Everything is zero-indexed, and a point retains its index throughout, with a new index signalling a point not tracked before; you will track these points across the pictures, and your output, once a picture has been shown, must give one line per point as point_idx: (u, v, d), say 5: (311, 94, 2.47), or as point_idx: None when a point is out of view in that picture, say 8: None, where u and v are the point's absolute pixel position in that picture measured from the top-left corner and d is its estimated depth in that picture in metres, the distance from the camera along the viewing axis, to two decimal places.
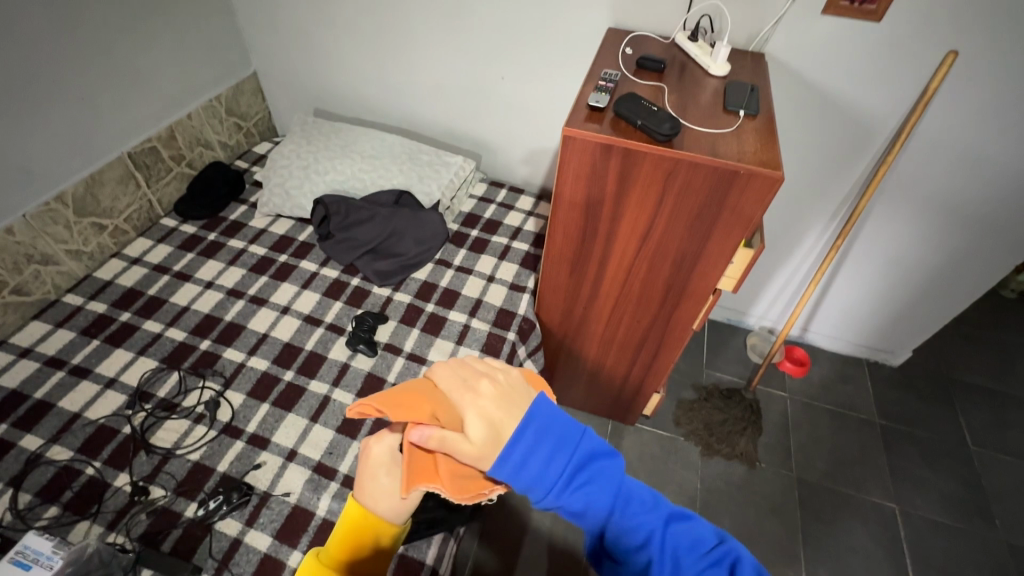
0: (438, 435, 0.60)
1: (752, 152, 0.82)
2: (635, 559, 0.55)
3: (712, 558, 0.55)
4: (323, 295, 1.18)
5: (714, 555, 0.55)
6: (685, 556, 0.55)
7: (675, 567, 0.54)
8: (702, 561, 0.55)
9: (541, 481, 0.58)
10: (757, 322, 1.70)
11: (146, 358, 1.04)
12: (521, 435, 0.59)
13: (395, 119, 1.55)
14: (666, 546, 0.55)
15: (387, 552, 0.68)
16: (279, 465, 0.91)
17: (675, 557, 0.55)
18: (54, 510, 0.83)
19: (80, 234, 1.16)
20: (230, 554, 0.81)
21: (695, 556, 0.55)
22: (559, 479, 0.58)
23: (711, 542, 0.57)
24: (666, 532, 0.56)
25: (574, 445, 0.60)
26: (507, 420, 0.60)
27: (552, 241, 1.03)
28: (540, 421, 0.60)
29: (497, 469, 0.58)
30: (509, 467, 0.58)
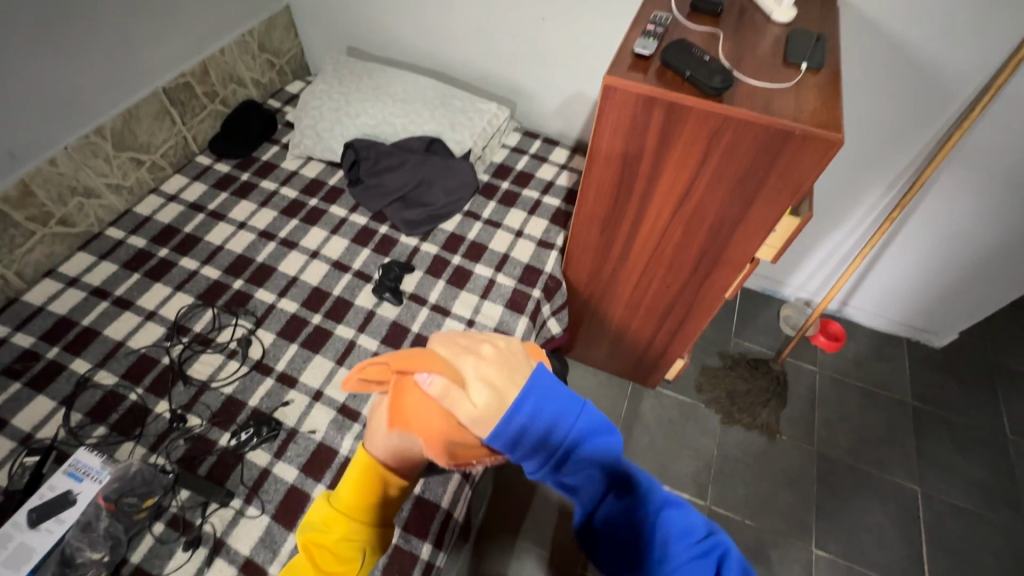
0: (444, 388, 0.57)
1: (811, 111, 0.75)
2: (623, 537, 0.57)
3: (701, 549, 0.56)
4: (351, 242, 1.19)
5: (704, 546, 0.57)
6: (674, 544, 0.56)
7: (661, 553, 0.56)
8: (691, 549, 0.56)
9: (543, 450, 0.57)
10: (793, 294, 1.63)
11: (183, 294, 1.08)
12: (528, 397, 0.58)
13: (429, 61, 1.49)
14: (658, 528, 0.57)
15: (394, 499, 0.70)
16: (306, 403, 0.95)
17: (664, 543, 0.56)
18: (102, 429, 0.90)
19: (119, 168, 1.18)
20: (259, 482, 0.86)
21: (686, 542, 0.56)
22: (561, 449, 0.57)
23: (703, 532, 0.58)
24: (660, 516, 0.57)
25: (574, 417, 0.58)
26: (509, 383, 0.59)
27: (584, 199, 1.00)
28: (541, 390, 0.58)
29: (491, 438, 0.57)
30: (508, 434, 0.57)
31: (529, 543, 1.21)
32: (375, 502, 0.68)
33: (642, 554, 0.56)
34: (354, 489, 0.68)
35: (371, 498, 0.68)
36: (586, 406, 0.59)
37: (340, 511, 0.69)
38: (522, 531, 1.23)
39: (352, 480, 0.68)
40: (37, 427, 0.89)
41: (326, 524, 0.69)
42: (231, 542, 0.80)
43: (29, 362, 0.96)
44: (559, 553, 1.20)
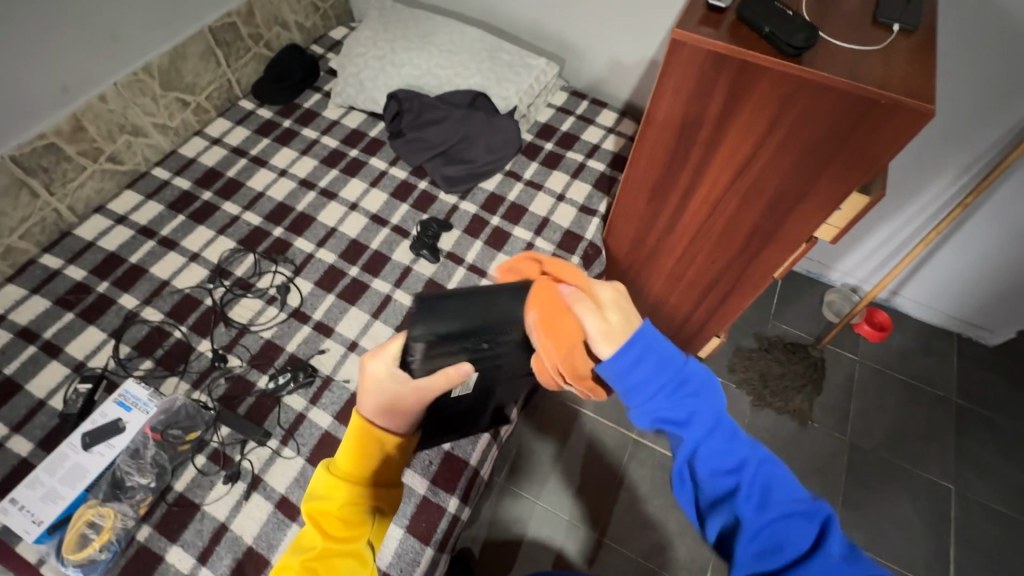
0: (579, 298, 0.64)
1: (900, 77, 0.68)
2: (721, 481, 0.55)
3: (802, 508, 0.53)
4: (390, 196, 1.17)
5: (808, 509, 0.53)
6: (775, 495, 0.54)
7: (761, 502, 0.53)
8: (794, 504, 0.53)
9: (649, 386, 0.58)
10: (841, 279, 1.55)
11: (225, 238, 1.09)
12: (634, 344, 0.60)
13: (477, 11, 1.42)
14: (761, 476, 0.54)
15: (397, 457, 0.66)
16: (342, 353, 0.96)
17: (765, 492, 0.54)
18: (149, 363, 0.93)
19: (166, 108, 1.18)
20: (295, 426, 0.88)
21: (788, 497, 0.54)
22: (666, 385, 0.58)
23: (805, 495, 0.54)
24: (759, 469, 0.55)
25: (678, 365, 0.59)
26: (633, 315, 0.64)
27: (635, 163, 0.95)
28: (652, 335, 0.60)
29: (609, 362, 0.60)
30: (617, 366, 0.60)
31: (549, 506, 1.23)
32: (376, 461, 0.64)
33: (742, 498, 0.53)
34: (351, 454, 0.64)
35: (374, 456, 0.64)
36: (692, 361, 0.60)
37: (340, 474, 0.64)
38: (542, 494, 1.25)
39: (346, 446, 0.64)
40: (89, 357, 0.93)
41: (332, 490, 0.64)
42: (268, 480, 0.83)
43: (81, 294, 0.99)
44: (577, 518, 1.22)
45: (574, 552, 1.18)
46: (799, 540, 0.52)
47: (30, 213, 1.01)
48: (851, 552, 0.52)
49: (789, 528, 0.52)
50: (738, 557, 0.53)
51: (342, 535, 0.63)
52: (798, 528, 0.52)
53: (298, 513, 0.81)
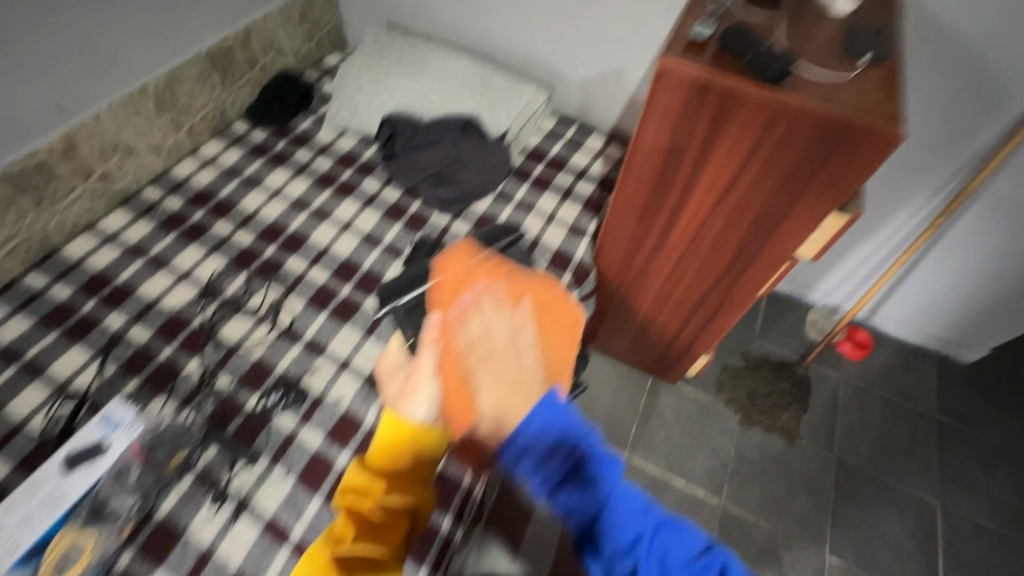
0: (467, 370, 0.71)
1: (871, 104, 0.73)
2: (624, 560, 0.63)
3: (700, 564, 0.62)
4: (383, 217, 1.19)
5: (703, 561, 0.62)
6: (673, 560, 0.63)
7: (661, 565, 0.62)
8: (692, 563, 0.62)
9: (550, 472, 0.66)
10: (821, 299, 1.60)
11: (217, 257, 1.09)
12: (533, 418, 0.68)
13: (470, 40, 1.48)
14: (654, 546, 0.63)
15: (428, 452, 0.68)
16: (333, 372, 0.95)
17: (663, 558, 0.63)
18: (135, 382, 0.91)
19: (160, 129, 1.19)
20: (285, 447, 0.87)
21: (683, 559, 0.63)
22: (565, 464, 0.67)
23: (700, 548, 0.64)
24: (655, 536, 0.64)
25: (577, 446, 0.68)
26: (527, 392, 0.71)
27: (624, 184, 0.98)
28: (551, 414, 0.68)
29: (505, 449, 0.69)
30: (517, 446, 0.68)
31: None
32: (409, 460, 0.67)
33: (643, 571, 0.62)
34: (384, 451, 0.67)
35: (408, 456, 0.67)
36: (590, 434, 0.69)
37: (373, 472, 0.67)
38: None
39: (379, 441, 0.68)
40: (73, 377, 0.90)
41: (366, 487, 0.66)
42: (257, 502, 0.81)
43: (66, 314, 0.98)
44: None
45: None
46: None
47: (17, 231, 1.00)
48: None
49: None
50: None
51: (373, 538, 0.63)
52: None
53: (287, 536, 0.79)
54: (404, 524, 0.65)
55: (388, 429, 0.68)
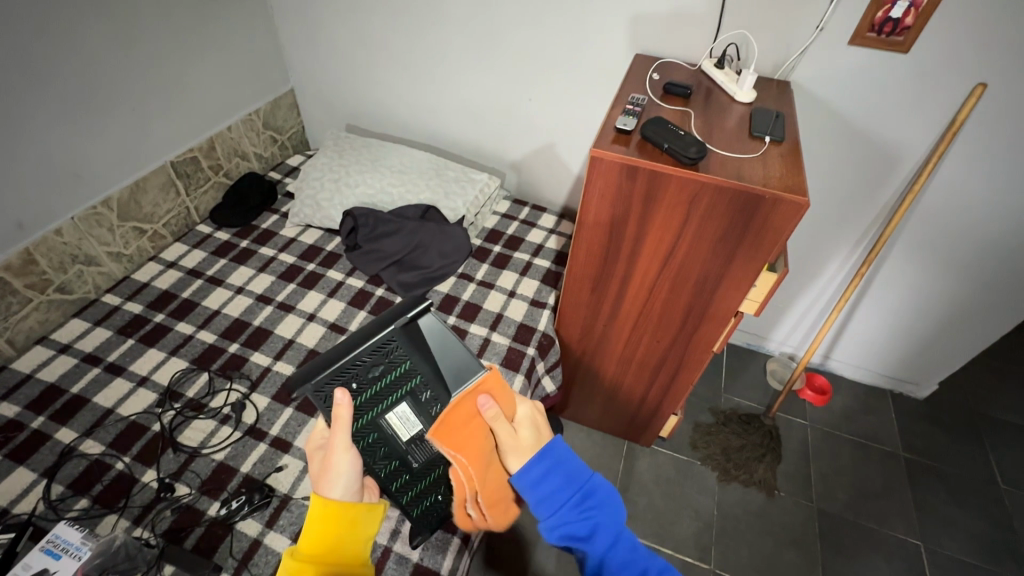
0: (494, 413, 0.71)
1: (778, 177, 0.84)
2: None
3: None
4: (348, 305, 1.21)
5: None
6: None
7: None
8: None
9: (555, 510, 0.70)
10: (777, 348, 1.68)
11: (177, 358, 1.07)
12: (546, 459, 0.72)
13: (425, 136, 1.60)
14: None
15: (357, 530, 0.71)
16: (300, 469, 0.93)
17: None
18: (84, 502, 0.86)
19: (122, 237, 1.21)
20: (250, 554, 0.82)
21: None
22: (573, 498, 0.71)
23: None
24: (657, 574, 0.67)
25: (584, 480, 0.72)
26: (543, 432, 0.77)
27: (575, 258, 1.05)
28: (562, 451, 0.73)
29: (520, 478, 0.71)
30: (529, 476, 0.71)
31: None
32: (340, 539, 0.69)
33: None
34: (314, 535, 0.68)
35: (337, 533, 0.69)
36: (596, 477, 0.73)
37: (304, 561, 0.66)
38: None
39: (308, 525, 0.68)
40: (14, 503, 0.85)
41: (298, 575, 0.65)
42: None
43: (12, 432, 0.93)
44: None
45: None
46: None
47: None
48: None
49: None
50: None
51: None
52: None
53: None
54: None
55: (315, 514, 0.68)
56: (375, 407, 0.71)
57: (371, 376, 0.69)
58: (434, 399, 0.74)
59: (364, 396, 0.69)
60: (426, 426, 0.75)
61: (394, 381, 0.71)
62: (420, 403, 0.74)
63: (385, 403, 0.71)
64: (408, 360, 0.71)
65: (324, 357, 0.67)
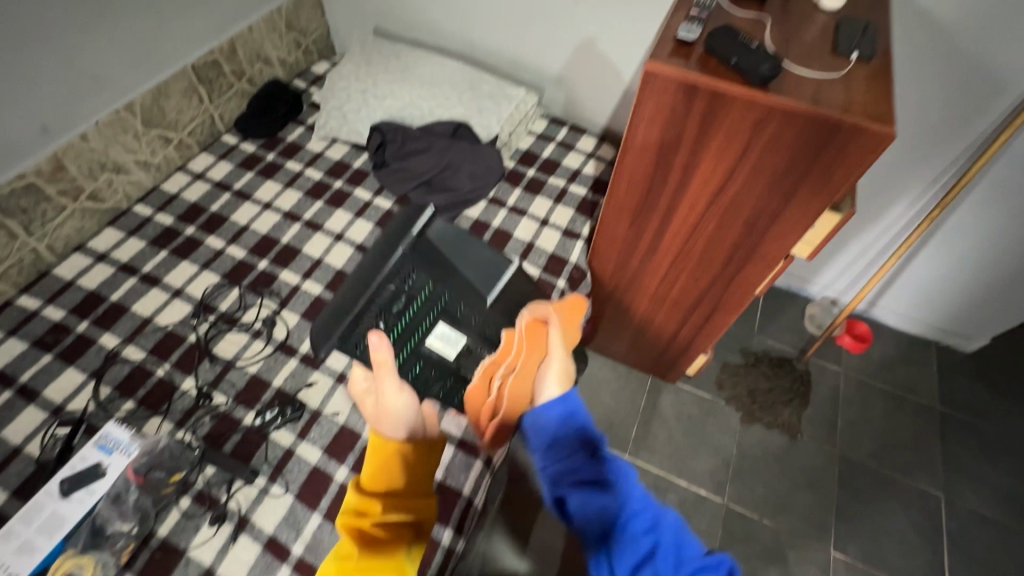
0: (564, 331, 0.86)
1: (860, 103, 0.72)
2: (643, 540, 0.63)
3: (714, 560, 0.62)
4: (375, 226, 1.18)
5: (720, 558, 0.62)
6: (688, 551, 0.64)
7: (678, 560, 0.62)
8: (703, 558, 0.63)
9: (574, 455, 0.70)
10: (820, 292, 1.59)
11: (209, 272, 1.08)
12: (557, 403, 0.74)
13: (458, 44, 1.47)
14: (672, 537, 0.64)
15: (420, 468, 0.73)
16: (330, 386, 0.95)
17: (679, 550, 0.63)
18: (130, 403, 0.91)
19: (148, 145, 1.18)
20: (283, 462, 0.87)
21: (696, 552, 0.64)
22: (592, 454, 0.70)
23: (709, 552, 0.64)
24: (672, 527, 0.66)
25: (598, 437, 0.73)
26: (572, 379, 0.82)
27: (615, 187, 0.97)
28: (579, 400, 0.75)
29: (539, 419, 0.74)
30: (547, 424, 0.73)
31: None
32: (403, 474, 0.71)
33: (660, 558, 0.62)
34: (377, 469, 0.70)
35: (396, 468, 0.71)
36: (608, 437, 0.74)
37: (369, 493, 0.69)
38: None
39: (368, 462, 0.71)
40: (68, 400, 0.90)
41: (365, 507, 0.68)
42: (256, 520, 0.81)
43: (60, 335, 0.97)
44: None
45: None
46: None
47: (8, 254, 1.00)
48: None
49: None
50: None
51: (381, 549, 0.66)
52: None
53: (287, 553, 0.79)
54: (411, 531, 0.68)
55: (374, 452, 0.71)
56: (413, 334, 0.84)
57: (393, 309, 0.84)
58: (466, 311, 0.87)
59: (394, 328, 0.83)
60: (468, 338, 0.85)
61: (419, 304, 0.85)
62: (455, 317, 0.86)
63: (422, 326, 0.84)
64: (424, 285, 0.86)
65: (345, 307, 0.87)
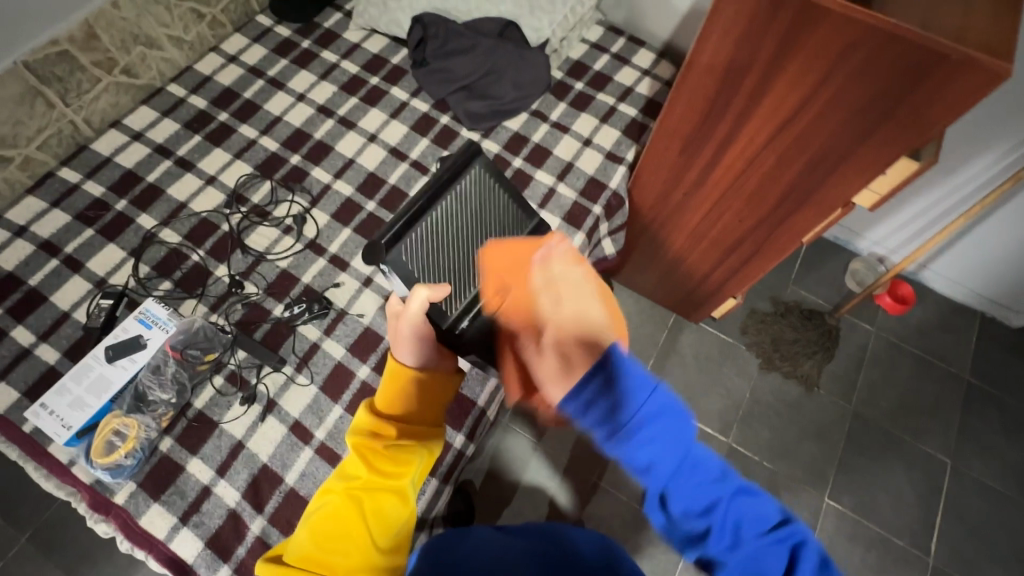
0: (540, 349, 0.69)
1: (974, 32, 0.63)
2: (695, 524, 0.54)
3: (775, 536, 0.52)
4: (410, 130, 1.13)
5: (777, 534, 0.53)
6: (747, 529, 0.53)
7: (734, 540, 0.52)
8: (763, 538, 0.52)
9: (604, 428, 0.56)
10: (868, 248, 1.50)
11: (242, 162, 1.07)
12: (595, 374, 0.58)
13: None
14: (729, 514, 0.53)
15: (433, 399, 0.73)
16: (356, 288, 0.97)
17: (736, 529, 0.53)
18: (168, 284, 0.94)
19: (180, 19, 1.12)
20: (309, 355, 0.90)
21: (756, 530, 0.53)
22: (611, 436, 0.56)
23: (777, 519, 0.54)
24: (732, 501, 0.54)
25: (645, 396, 0.55)
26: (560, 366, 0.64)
27: (671, 109, 0.90)
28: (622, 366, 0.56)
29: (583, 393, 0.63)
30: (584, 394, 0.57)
31: (547, 449, 1.25)
32: (415, 401, 0.72)
33: (713, 540, 0.53)
34: (391, 393, 0.71)
35: (408, 394, 0.72)
36: (658, 390, 0.56)
37: (383, 416, 0.71)
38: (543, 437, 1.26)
39: (383, 385, 0.72)
40: (110, 274, 0.94)
41: (377, 428, 0.70)
42: (283, 404, 0.86)
43: (100, 211, 0.99)
44: (574, 462, 1.24)
45: (569, 499, 1.21)
46: (769, 568, 0.51)
47: (46, 123, 0.99)
48: (826, 568, 0.52)
49: (765, 558, 0.52)
50: None
51: (385, 468, 0.68)
52: (771, 558, 0.52)
53: (310, 437, 0.84)
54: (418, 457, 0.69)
55: (391, 376, 0.72)
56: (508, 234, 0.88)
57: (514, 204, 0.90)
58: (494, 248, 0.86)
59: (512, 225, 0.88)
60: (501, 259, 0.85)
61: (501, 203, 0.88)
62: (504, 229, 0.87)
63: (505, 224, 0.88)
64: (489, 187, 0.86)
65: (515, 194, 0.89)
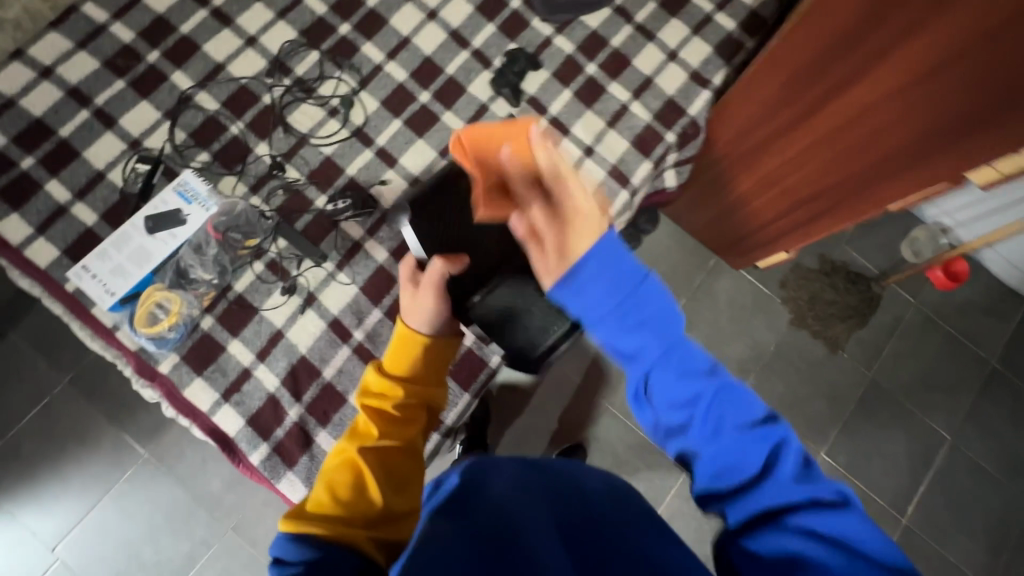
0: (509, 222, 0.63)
1: None
2: (675, 415, 0.56)
3: (760, 433, 0.54)
4: (476, 11, 0.98)
5: (763, 432, 0.54)
6: (730, 424, 0.54)
7: (715, 432, 0.54)
8: (748, 432, 0.54)
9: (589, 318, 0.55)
10: (935, 217, 1.41)
11: (286, 25, 0.94)
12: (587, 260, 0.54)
13: None
14: (714, 408, 0.55)
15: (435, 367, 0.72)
16: (403, 189, 0.91)
17: (719, 423, 0.54)
18: (205, 156, 0.88)
19: None
20: (351, 254, 0.87)
21: (738, 424, 0.54)
22: (606, 319, 0.55)
23: (763, 417, 0.55)
24: (716, 398, 0.55)
25: (628, 286, 0.55)
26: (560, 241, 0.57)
27: (795, 30, 0.77)
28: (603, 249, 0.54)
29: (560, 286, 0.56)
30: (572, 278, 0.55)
31: (565, 370, 1.28)
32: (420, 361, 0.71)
33: (694, 430, 0.55)
34: (397, 354, 0.71)
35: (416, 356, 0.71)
36: (647, 280, 0.56)
37: (389, 376, 0.70)
38: (563, 358, 1.28)
39: (392, 350, 0.72)
40: (145, 136, 0.88)
41: (383, 389, 0.69)
42: (323, 300, 0.85)
43: (131, 61, 0.89)
44: (589, 387, 1.28)
45: (579, 419, 1.26)
46: (747, 465, 0.53)
47: None
48: (808, 468, 0.53)
49: (744, 451, 0.53)
50: (694, 479, 0.56)
51: (393, 426, 0.67)
52: (753, 450, 0.53)
53: (349, 336, 0.84)
54: (421, 417, 0.70)
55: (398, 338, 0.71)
56: None
57: None
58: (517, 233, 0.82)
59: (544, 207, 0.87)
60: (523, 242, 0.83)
61: None
62: None
63: None
64: None
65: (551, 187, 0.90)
